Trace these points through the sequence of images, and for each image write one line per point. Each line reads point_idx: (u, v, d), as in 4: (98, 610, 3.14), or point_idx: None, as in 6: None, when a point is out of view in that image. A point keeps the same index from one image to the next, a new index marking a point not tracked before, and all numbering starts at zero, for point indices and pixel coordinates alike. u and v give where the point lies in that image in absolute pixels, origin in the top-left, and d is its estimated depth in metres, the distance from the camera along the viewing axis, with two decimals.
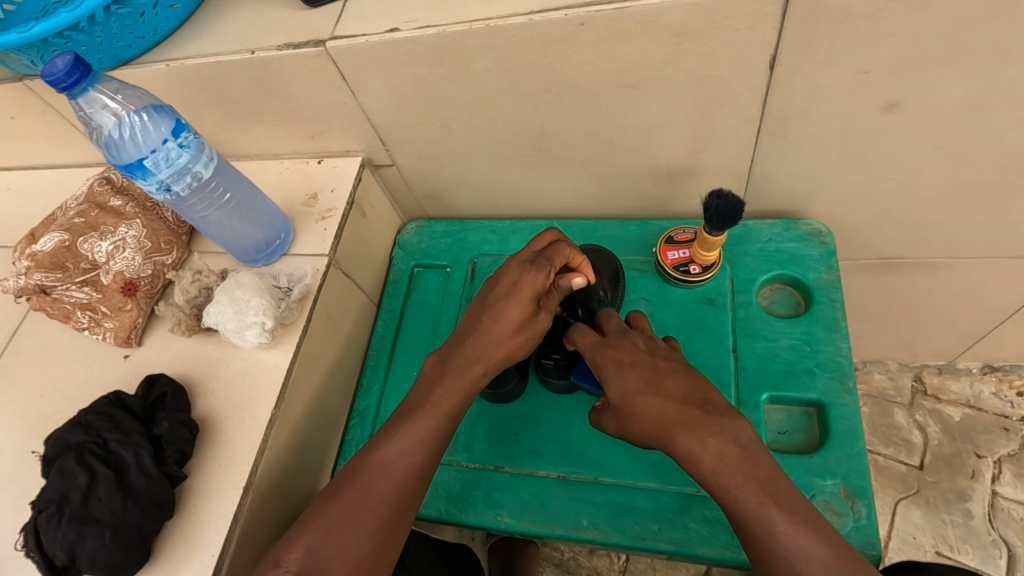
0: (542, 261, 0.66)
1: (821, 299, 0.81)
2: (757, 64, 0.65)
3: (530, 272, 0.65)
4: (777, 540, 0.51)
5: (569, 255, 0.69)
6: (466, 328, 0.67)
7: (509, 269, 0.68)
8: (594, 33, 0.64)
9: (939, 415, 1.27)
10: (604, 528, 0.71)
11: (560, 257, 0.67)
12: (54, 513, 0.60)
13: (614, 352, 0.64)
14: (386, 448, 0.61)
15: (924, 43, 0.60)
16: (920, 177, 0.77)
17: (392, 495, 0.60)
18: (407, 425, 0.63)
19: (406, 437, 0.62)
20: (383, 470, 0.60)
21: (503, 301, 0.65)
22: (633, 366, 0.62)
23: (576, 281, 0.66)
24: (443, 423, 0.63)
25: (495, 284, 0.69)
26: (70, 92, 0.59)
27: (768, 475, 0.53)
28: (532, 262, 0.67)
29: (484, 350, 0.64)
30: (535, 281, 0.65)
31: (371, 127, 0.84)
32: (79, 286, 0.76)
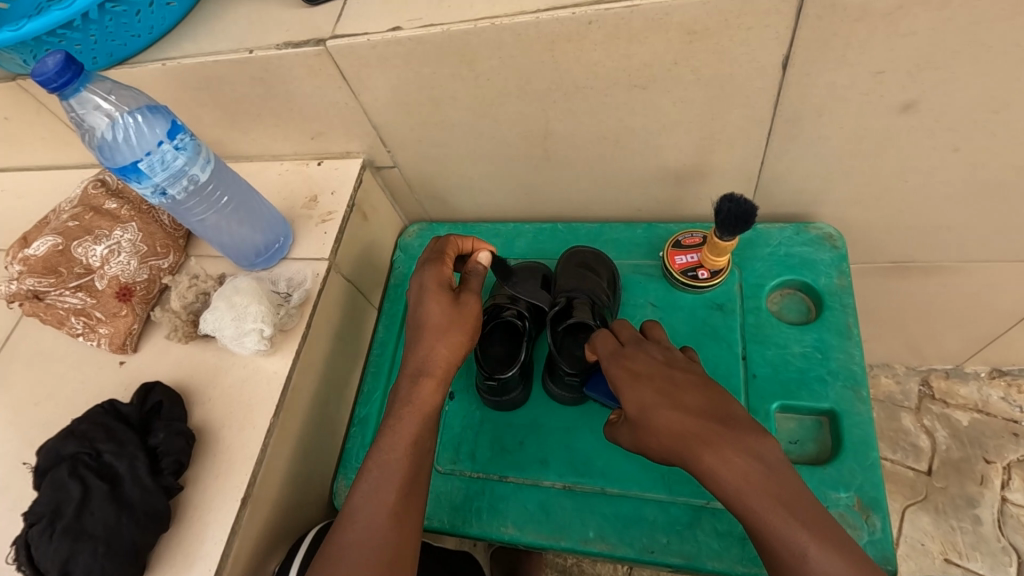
0: (433, 258, 0.72)
1: (833, 305, 0.79)
2: (770, 63, 0.63)
3: (428, 269, 0.71)
4: (791, 555, 0.49)
5: (461, 245, 0.74)
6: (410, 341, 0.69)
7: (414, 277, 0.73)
8: (603, 32, 0.62)
9: (948, 419, 1.25)
10: (611, 541, 0.70)
11: (451, 247, 0.73)
12: (46, 526, 0.58)
13: (630, 363, 0.63)
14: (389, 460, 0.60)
15: (944, 43, 0.58)
16: (935, 180, 0.75)
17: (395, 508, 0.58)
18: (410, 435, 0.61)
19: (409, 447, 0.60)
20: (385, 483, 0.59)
21: (419, 304, 0.69)
22: (649, 379, 0.61)
23: (480, 257, 0.71)
24: None
25: (411, 296, 0.73)
26: (61, 93, 0.57)
27: (784, 488, 0.52)
28: (425, 261, 0.72)
29: (423, 354, 0.66)
30: (435, 273, 0.70)
31: (372, 128, 0.82)
32: (73, 291, 0.74)
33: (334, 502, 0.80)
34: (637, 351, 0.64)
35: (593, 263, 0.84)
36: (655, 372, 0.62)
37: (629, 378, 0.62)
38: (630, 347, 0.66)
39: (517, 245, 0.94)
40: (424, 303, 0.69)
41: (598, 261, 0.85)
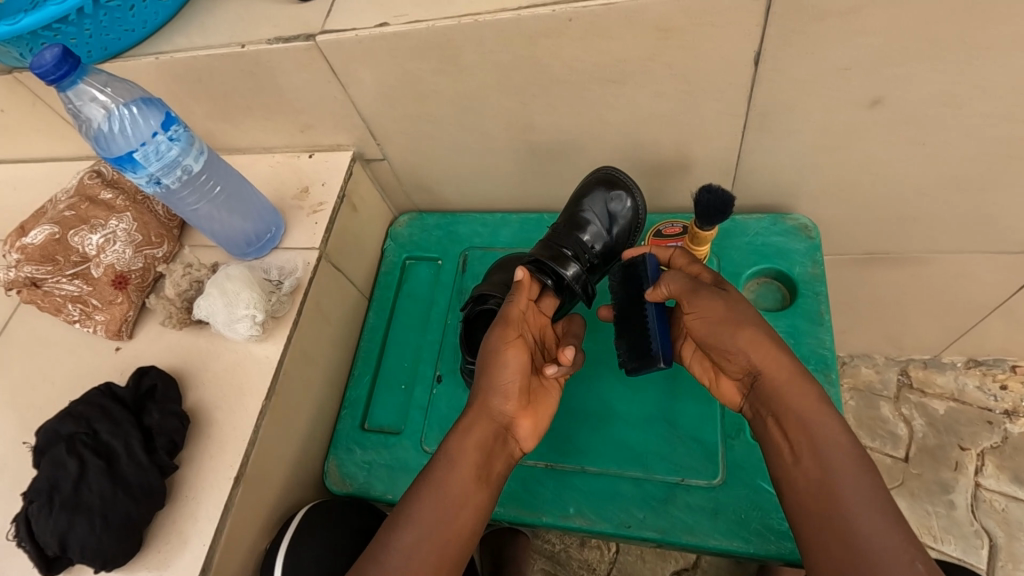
0: (499, 344, 0.66)
1: (806, 292, 0.82)
2: (741, 61, 0.65)
3: (507, 358, 0.65)
4: None
5: (508, 311, 0.67)
6: (490, 432, 0.64)
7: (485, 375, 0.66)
8: (581, 29, 0.64)
9: (925, 408, 1.28)
10: (589, 516, 0.72)
11: (504, 319, 0.67)
12: (44, 502, 0.60)
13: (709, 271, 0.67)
14: None
15: (907, 41, 0.60)
16: (906, 176, 0.77)
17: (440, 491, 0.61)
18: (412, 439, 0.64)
19: (456, 440, 0.63)
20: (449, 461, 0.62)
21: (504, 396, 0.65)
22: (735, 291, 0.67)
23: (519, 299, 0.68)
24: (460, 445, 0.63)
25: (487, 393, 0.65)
26: (58, 85, 0.59)
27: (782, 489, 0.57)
28: (493, 351, 0.66)
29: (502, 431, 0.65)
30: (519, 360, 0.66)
31: (361, 121, 0.84)
32: (70, 279, 0.76)
33: (324, 481, 0.83)
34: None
35: (596, 198, 0.78)
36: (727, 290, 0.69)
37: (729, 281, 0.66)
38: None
39: (504, 234, 0.96)
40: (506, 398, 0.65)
41: (605, 189, 0.78)
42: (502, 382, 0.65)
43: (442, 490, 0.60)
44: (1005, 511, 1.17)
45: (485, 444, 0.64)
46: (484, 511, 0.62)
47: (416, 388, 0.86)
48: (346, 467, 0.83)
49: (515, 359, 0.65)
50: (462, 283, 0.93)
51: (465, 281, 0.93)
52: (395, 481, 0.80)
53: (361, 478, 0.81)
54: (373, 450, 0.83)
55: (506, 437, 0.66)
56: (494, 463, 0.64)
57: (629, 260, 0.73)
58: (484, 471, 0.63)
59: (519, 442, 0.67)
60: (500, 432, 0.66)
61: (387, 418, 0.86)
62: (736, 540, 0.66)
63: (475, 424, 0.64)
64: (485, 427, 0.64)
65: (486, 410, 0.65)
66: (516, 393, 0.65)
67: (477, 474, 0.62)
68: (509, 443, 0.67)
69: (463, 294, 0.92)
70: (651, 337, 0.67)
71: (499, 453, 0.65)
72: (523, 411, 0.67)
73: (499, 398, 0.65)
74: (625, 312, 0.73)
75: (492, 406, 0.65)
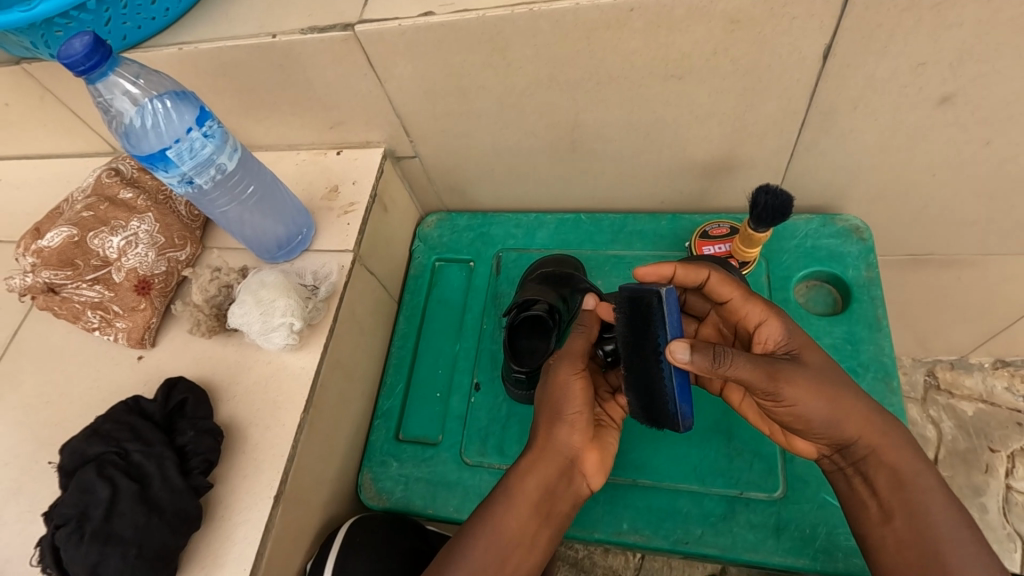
0: (567, 377, 0.63)
1: (862, 297, 0.79)
2: (810, 55, 0.62)
3: (575, 394, 0.63)
4: None
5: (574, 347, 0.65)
6: (555, 465, 0.61)
7: (546, 407, 0.64)
8: (644, 20, 0.60)
9: (953, 410, 1.24)
10: (645, 533, 0.69)
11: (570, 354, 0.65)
12: (74, 529, 0.56)
13: (766, 328, 0.59)
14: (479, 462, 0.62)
15: (989, 34, 0.57)
16: (961, 175, 0.74)
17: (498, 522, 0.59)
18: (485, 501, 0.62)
19: (520, 470, 0.62)
20: (507, 494, 0.60)
21: (569, 429, 0.62)
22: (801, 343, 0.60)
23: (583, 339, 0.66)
24: (523, 474, 0.61)
25: (554, 427, 0.63)
26: (88, 77, 0.55)
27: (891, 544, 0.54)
28: (560, 385, 0.63)
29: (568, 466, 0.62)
30: (586, 393, 0.63)
31: (394, 117, 0.80)
32: (90, 284, 0.72)
33: (359, 496, 0.79)
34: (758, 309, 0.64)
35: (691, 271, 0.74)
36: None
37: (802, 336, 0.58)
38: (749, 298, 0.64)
39: (540, 235, 0.92)
40: (572, 431, 0.62)
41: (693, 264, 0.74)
42: (568, 412, 0.62)
43: (503, 525, 0.58)
44: None
45: (551, 479, 0.61)
46: (542, 546, 0.60)
47: (454, 397, 0.83)
48: (382, 482, 0.79)
49: (581, 390, 0.63)
50: (496, 287, 0.90)
51: (500, 285, 0.90)
52: (435, 496, 0.77)
53: (400, 493, 0.78)
54: (410, 463, 0.80)
55: (573, 473, 0.63)
56: (558, 501, 0.62)
57: (639, 296, 0.56)
58: (547, 506, 0.61)
59: (586, 480, 0.64)
60: (568, 466, 0.62)
61: (423, 428, 0.83)
62: (802, 557, 0.65)
63: (540, 457, 0.62)
64: (551, 460, 0.62)
65: (551, 444, 0.62)
66: (583, 424, 0.63)
67: (540, 509, 0.60)
68: (575, 480, 0.63)
69: (499, 299, 0.89)
70: (668, 399, 0.55)
71: (565, 489, 0.62)
72: (590, 444, 0.64)
73: (564, 430, 0.62)
74: (637, 353, 0.57)
75: (557, 439, 0.62)
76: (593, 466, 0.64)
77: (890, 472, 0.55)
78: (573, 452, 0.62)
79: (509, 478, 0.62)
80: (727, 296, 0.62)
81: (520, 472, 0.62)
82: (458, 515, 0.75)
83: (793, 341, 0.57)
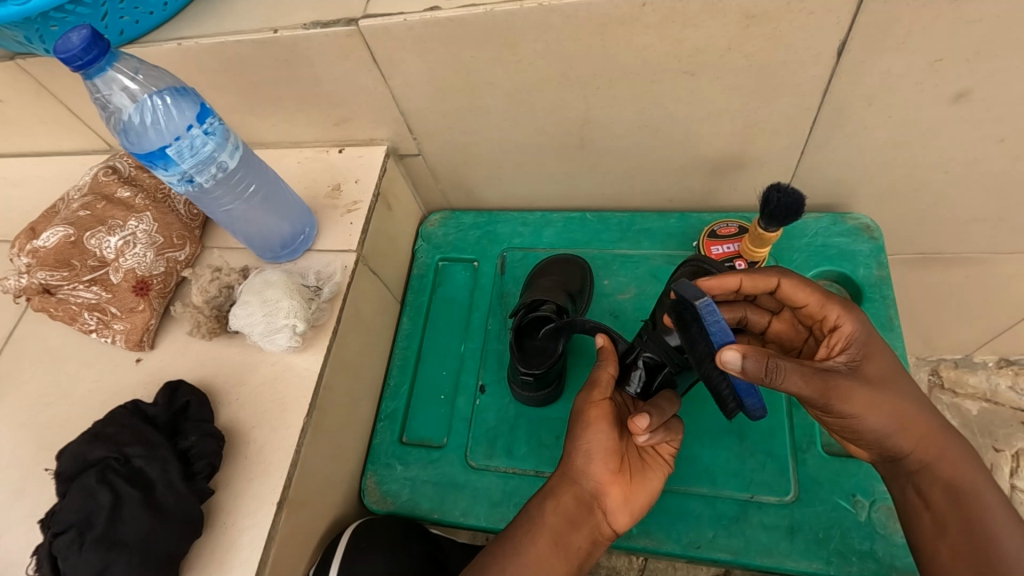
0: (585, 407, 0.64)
1: (873, 296, 0.79)
2: (826, 50, 0.61)
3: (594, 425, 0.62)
4: None
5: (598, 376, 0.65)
6: (571, 496, 0.61)
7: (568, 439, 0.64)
8: (658, 15, 0.59)
9: (957, 408, 1.19)
10: (656, 536, 0.68)
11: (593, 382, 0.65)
12: (74, 537, 0.54)
13: (838, 334, 0.56)
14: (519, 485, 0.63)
15: (1010, 30, 0.56)
16: (975, 172, 0.73)
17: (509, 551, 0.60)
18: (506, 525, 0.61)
19: (534, 502, 0.63)
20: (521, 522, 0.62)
21: (587, 461, 0.62)
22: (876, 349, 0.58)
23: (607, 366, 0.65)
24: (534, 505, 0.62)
25: (576, 459, 0.62)
26: (85, 72, 0.53)
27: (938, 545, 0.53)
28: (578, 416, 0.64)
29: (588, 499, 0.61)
30: (608, 423, 0.62)
31: (399, 115, 0.79)
32: (87, 286, 0.70)
33: (363, 500, 0.78)
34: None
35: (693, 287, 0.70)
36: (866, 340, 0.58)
37: (876, 341, 0.56)
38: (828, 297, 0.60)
39: (546, 234, 0.91)
40: (590, 462, 0.62)
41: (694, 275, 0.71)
42: (584, 442, 0.62)
43: (513, 555, 0.59)
44: None
45: (567, 510, 0.61)
46: None
47: (460, 399, 0.82)
48: (387, 485, 0.78)
49: (599, 418, 0.62)
50: (502, 287, 0.89)
51: (505, 285, 0.89)
52: (442, 499, 0.76)
53: (405, 495, 0.77)
54: (416, 466, 0.78)
55: (594, 507, 0.61)
56: (576, 536, 0.60)
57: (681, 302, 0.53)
58: (564, 538, 0.60)
59: (609, 516, 0.61)
60: (587, 498, 0.61)
61: (428, 430, 0.81)
62: (816, 561, 0.64)
63: (556, 487, 0.62)
64: (566, 492, 0.61)
65: (569, 473, 0.62)
66: (602, 456, 0.62)
67: (556, 540, 0.59)
68: (598, 514, 0.61)
69: (505, 298, 0.88)
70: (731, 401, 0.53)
71: (583, 523, 0.60)
72: (615, 477, 0.61)
73: (582, 460, 0.62)
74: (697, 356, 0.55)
75: (574, 468, 0.62)
76: (620, 499, 0.61)
77: (948, 484, 0.54)
78: (593, 483, 0.61)
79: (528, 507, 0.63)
80: (802, 301, 0.58)
81: (534, 504, 0.63)
82: (465, 519, 0.74)
83: (858, 351, 0.55)
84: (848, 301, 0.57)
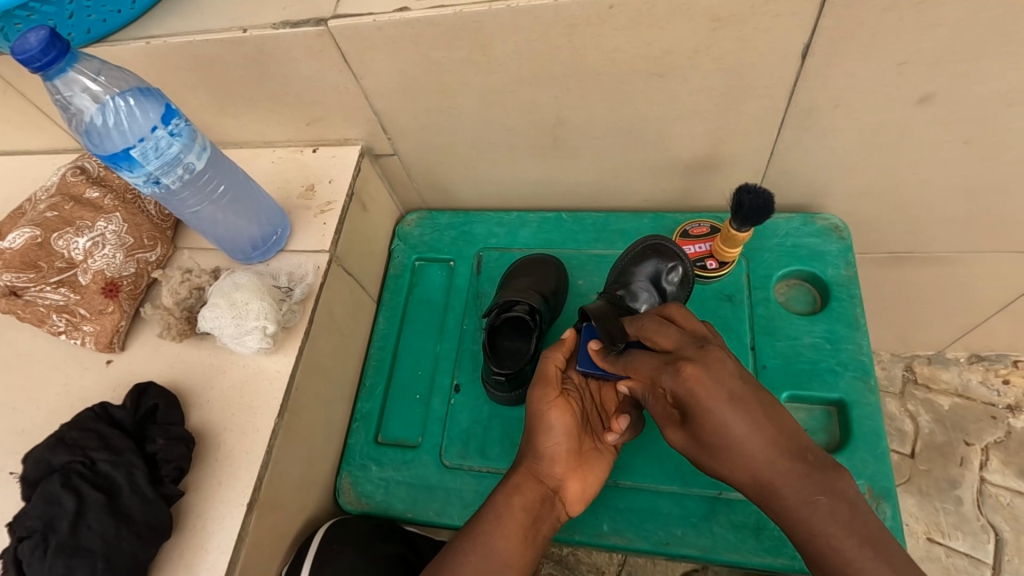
0: (542, 401, 0.64)
1: (840, 296, 0.80)
2: (791, 53, 0.61)
3: (558, 417, 0.63)
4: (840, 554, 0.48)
5: (548, 370, 0.65)
6: (537, 490, 0.61)
7: (530, 437, 0.64)
8: (625, 17, 0.59)
9: (931, 404, 1.20)
10: (627, 534, 0.69)
11: (547, 375, 0.65)
12: (38, 542, 0.54)
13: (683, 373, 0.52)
14: (501, 488, 0.62)
15: (967, 34, 0.57)
16: (941, 173, 0.74)
17: (479, 547, 0.57)
18: (478, 520, 0.60)
19: (502, 496, 0.61)
20: (490, 515, 0.59)
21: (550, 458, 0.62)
22: (750, 388, 0.51)
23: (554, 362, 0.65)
24: (503, 500, 0.60)
25: (538, 456, 0.63)
26: (45, 73, 0.53)
27: None
28: (540, 411, 0.63)
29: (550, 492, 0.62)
30: (567, 418, 0.63)
31: (372, 114, 0.78)
32: (54, 287, 0.69)
33: (338, 500, 0.78)
34: (702, 348, 0.53)
35: (645, 263, 0.79)
36: (734, 381, 0.51)
37: (705, 383, 0.50)
38: (686, 351, 0.53)
39: (522, 234, 0.91)
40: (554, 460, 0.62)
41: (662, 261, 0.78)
42: (546, 445, 0.63)
43: (488, 551, 0.57)
44: (1012, 506, 1.09)
45: (533, 505, 0.60)
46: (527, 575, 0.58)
47: (434, 399, 0.82)
48: (362, 485, 0.78)
49: (558, 421, 0.63)
50: (478, 287, 0.89)
51: (481, 285, 0.89)
52: (416, 499, 0.76)
53: (379, 496, 0.77)
54: (390, 467, 0.79)
55: (554, 501, 0.62)
56: (540, 528, 0.60)
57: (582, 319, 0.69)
58: (531, 532, 0.59)
59: (568, 507, 0.63)
60: (549, 494, 0.62)
61: (403, 431, 0.82)
62: (781, 557, 0.66)
63: (522, 484, 0.61)
64: (531, 489, 0.61)
65: (533, 471, 0.62)
66: (563, 453, 0.63)
67: (524, 534, 0.59)
68: (556, 507, 0.63)
69: (480, 299, 0.88)
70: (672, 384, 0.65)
71: (547, 516, 0.61)
72: (573, 473, 0.63)
73: (546, 460, 0.62)
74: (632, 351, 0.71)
75: (537, 465, 0.62)
76: (578, 492, 0.63)
77: None
78: (556, 479, 0.62)
79: (493, 501, 0.61)
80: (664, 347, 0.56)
81: (500, 497, 0.61)
82: (439, 519, 0.74)
83: (681, 387, 0.51)
84: (675, 374, 0.52)
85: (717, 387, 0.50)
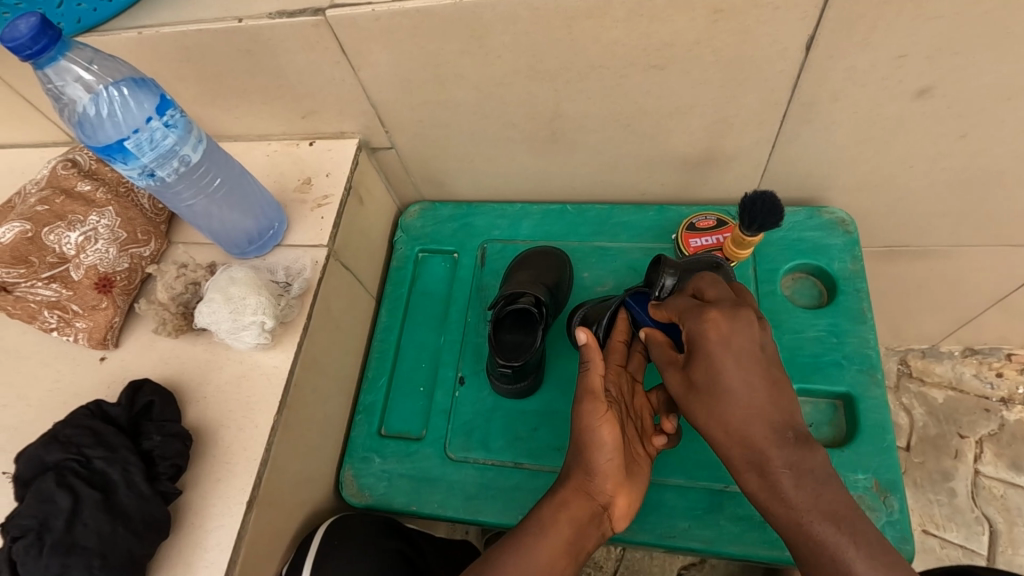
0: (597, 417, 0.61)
1: (845, 289, 0.80)
2: (792, 45, 0.61)
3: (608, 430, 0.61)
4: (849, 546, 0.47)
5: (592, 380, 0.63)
6: (585, 508, 0.60)
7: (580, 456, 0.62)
8: (624, 8, 0.59)
9: (924, 397, 1.21)
10: (631, 527, 0.69)
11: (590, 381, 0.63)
12: (32, 542, 0.52)
13: (709, 319, 0.56)
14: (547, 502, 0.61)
15: (967, 28, 0.57)
16: (938, 167, 0.74)
17: (523, 561, 0.56)
18: (520, 534, 0.59)
19: (547, 509, 0.60)
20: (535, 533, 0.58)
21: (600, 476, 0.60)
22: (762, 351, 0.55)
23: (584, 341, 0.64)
24: (548, 515, 0.59)
25: (592, 475, 0.61)
26: (35, 62, 0.52)
27: None
28: (593, 429, 0.61)
29: (598, 509, 0.60)
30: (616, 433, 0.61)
31: (369, 107, 0.77)
32: (46, 282, 0.68)
33: (340, 492, 0.78)
34: (735, 305, 0.56)
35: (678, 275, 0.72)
36: (752, 343, 0.55)
37: (718, 329, 0.55)
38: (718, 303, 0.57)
39: (525, 226, 0.91)
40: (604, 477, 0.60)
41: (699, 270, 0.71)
42: (599, 462, 0.60)
43: (530, 563, 0.56)
44: (1004, 497, 1.11)
45: (580, 521, 0.59)
46: None
47: (437, 392, 0.81)
48: (364, 478, 0.77)
49: (609, 437, 0.61)
50: (481, 279, 0.88)
51: (484, 277, 0.88)
52: (419, 492, 0.75)
53: (382, 488, 0.76)
54: (393, 459, 0.78)
55: (602, 517, 0.61)
56: (583, 542, 0.59)
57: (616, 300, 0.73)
58: (574, 547, 0.58)
59: (614, 523, 0.61)
60: (598, 511, 0.60)
61: (406, 423, 0.81)
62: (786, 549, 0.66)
63: (570, 500, 0.60)
64: (580, 506, 0.60)
65: (583, 487, 0.61)
66: (615, 471, 0.61)
67: (567, 549, 0.58)
68: (604, 523, 0.61)
69: (483, 291, 0.87)
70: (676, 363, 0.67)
71: (593, 533, 0.60)
72: (623, 489, 0.61)
73: (598, 477, 0.60)
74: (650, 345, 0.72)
75: (589, 483, 0.61)
76: (627, 508, 0.62)
77: None
78: (604, 495, 0.61)
79: (537, 515, 0.60)
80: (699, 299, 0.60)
81: (545, 511, 0.60)
82: (443, 511, 0.74)
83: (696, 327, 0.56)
84: (699, 316, 0.56)
85: (730, 339, 0.55)
